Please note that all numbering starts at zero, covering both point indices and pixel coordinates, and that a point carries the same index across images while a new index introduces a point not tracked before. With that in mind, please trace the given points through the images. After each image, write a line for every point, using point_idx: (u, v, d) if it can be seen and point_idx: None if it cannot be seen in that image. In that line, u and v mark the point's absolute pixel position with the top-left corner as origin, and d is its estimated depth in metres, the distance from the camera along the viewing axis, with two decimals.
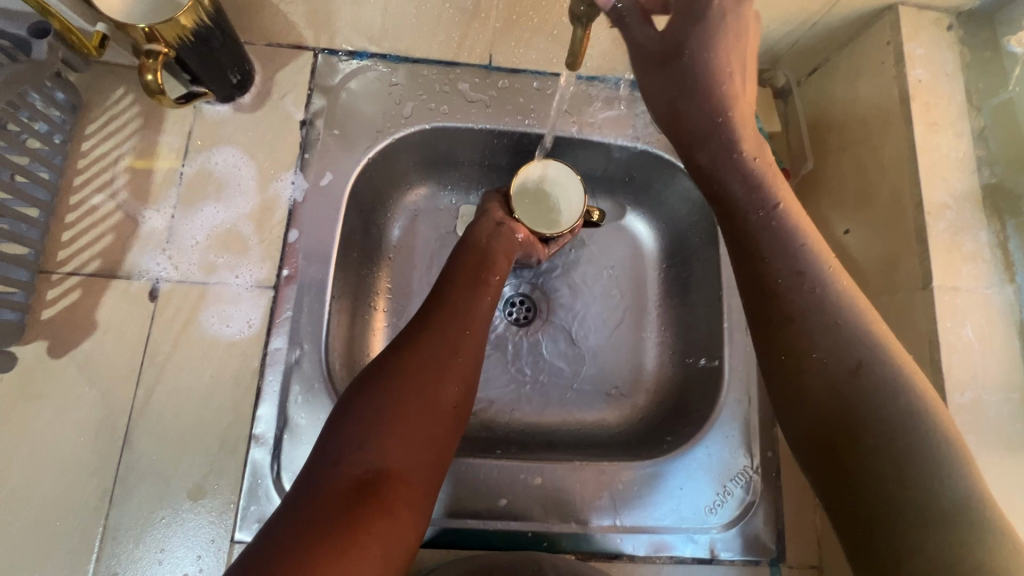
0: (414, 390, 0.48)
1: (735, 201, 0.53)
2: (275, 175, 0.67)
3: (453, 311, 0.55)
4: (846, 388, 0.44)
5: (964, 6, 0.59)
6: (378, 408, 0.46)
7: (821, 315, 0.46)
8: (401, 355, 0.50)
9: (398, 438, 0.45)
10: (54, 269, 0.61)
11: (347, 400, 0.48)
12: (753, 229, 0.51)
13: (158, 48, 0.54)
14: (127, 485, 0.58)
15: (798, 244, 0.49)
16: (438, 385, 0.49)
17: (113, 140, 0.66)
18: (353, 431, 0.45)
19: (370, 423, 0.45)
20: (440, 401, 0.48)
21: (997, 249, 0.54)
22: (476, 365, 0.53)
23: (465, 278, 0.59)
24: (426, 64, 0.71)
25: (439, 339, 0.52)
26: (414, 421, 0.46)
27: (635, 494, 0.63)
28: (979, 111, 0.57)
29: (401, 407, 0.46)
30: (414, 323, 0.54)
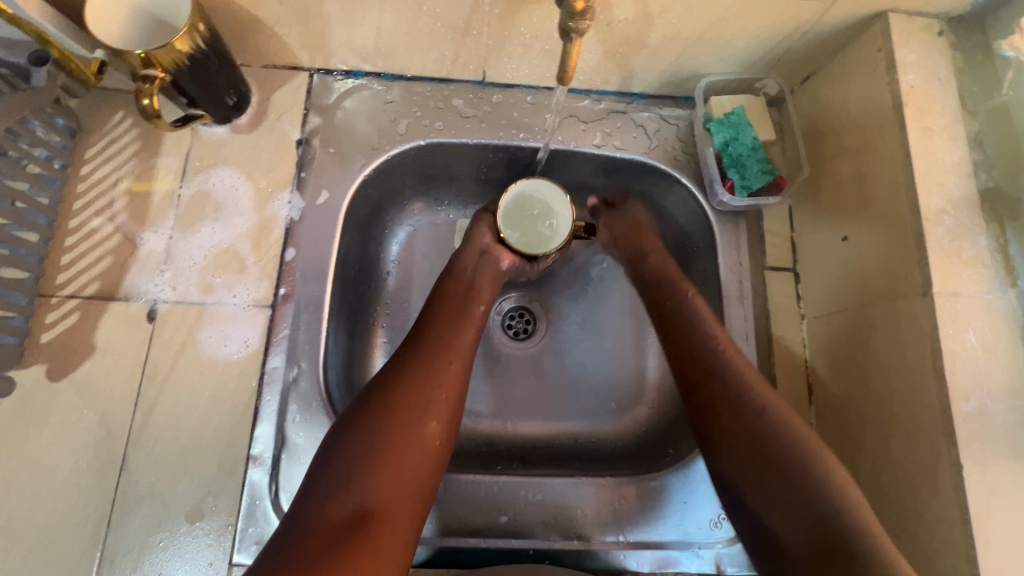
0: (396, 424, 0.48)
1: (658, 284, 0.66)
2: (272, 194, 0.68)
3: (436, 339, 0.55)
4: (755, 429, 0.52)
5: (955, 11, 0.59)
6: (364, 445, 0.46)
7: (724, 370, 0.56)
8: (385, 390, 0.50)
9: (384, 473, 0.45)
10: (54, 292, 0.62)
11: (334, 437, 0.48)
12: (664, 296, 0.64)
13: (155, 73, 0.55)
14: (124, 508, 0.58)
15: (703, 318, 0.61)
16: (422, 418, 0.49)
17: (112, 163, 0.66)
18: (339, 468, 0.45)
19: (356, 462, 0.45)
20: (424, 438, 0.48)
21: (997, 254, 0.53)
22: (460, 393, 0.53)
23: (441, 309, 0.59)
24: (420, 82, 0.73)
25: (424, 369, 0.52)
26: (398, 456, 0.46)
27: (635, 510, 0.63)
28: (974, 115, 0.57)
29: (386, 442, 0.47)
30: (400, 356, 0.54)
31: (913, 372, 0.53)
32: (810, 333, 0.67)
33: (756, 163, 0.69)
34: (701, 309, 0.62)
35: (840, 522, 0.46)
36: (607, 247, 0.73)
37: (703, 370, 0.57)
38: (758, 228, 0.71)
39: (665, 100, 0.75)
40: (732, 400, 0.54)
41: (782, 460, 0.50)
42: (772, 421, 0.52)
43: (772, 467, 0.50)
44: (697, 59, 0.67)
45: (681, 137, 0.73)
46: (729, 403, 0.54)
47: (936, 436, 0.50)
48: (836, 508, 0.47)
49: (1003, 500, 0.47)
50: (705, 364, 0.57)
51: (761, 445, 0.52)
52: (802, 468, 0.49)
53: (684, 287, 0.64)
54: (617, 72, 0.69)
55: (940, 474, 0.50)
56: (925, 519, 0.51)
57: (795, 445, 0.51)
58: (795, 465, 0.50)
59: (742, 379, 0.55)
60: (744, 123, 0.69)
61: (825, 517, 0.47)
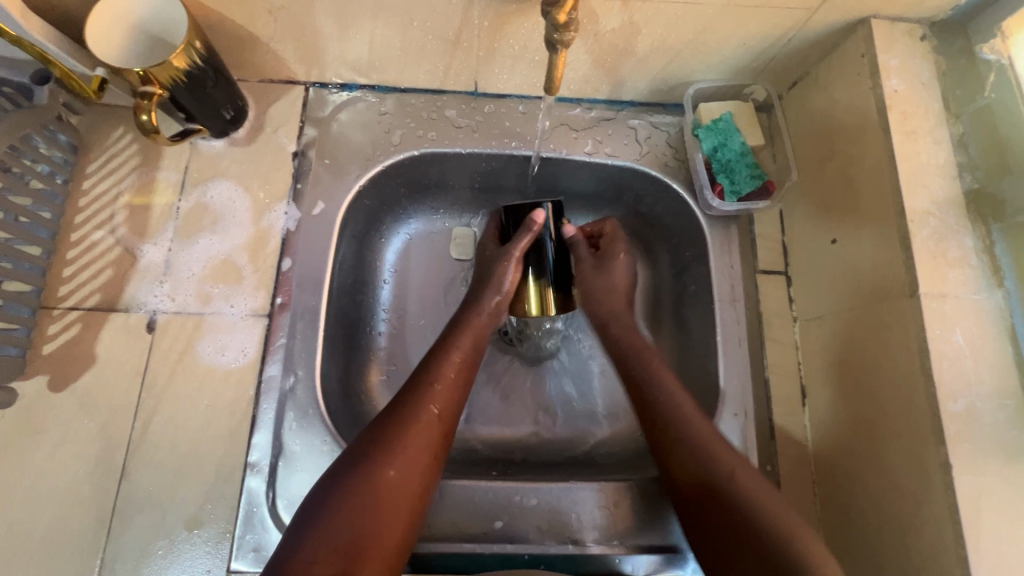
0: (386, 479, 0.51)
1: (626, 358, 0.66)
2: (268, 206, 0.69)
3: (430, 389, 0.58)
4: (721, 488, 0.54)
5: (937, 16, 0.60)
6: (354, 501, 0.49)
7: (684, 429, 0.58)
8: (378, 452, 0.52)
9: (370, 528, 0.49)
10: (55, 304, 0.63)
11: (324, 487, 0.51)
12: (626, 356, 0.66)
13: (153, 89, 0.56)
14: (124, 517, 0.59)
15: (669, 389, 0.61)
16: (409, 472, 0.52)
17: (112, 177, 0.68)
18: (328, 522, 0.48)
19: (346, 518, 0.48)
20: (407, 503, 0.51)
21: (983, 255, 0.54)
22: (445, 447, 0.56)
23: (434, 355, 0.61)
24: (413, 93, 0.74)
25: (416, 424, 0.55)
26: (385, 511, 0.50)
27: (630, 516, 0.63)
28: (958, 117, 0.58)
29: (375, 498, 0.50)
30: (391, 412, 0.56)
31: (903, 374, 0.53)
32: (802, 336, 0.67)
33: (744, 168, 0.71)
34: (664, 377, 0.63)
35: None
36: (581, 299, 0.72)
37: (664, 439, 0.59)
38: (749, 232, 0.72)
39: (655, 107, 0.76)
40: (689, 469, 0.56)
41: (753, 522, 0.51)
42: (734, 480, 0.54)
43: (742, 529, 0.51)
44: (685, 67, 0.68)
45: (671, 143, 0.74)
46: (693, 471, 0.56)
47: (926, 436, 0.50)
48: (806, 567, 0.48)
49: (993, 499, 0.48)
50: (667, 429, 0.59)
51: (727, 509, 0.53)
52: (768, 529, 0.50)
53: (639, 342, 0.67)
54: (606, 80, 0.70)
55: (930, 475, 0.50)
56: (916, 519, 0.51)
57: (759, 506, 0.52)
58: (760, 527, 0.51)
59: (702, 437, 0.57)
60: (732, 129, 0.71)
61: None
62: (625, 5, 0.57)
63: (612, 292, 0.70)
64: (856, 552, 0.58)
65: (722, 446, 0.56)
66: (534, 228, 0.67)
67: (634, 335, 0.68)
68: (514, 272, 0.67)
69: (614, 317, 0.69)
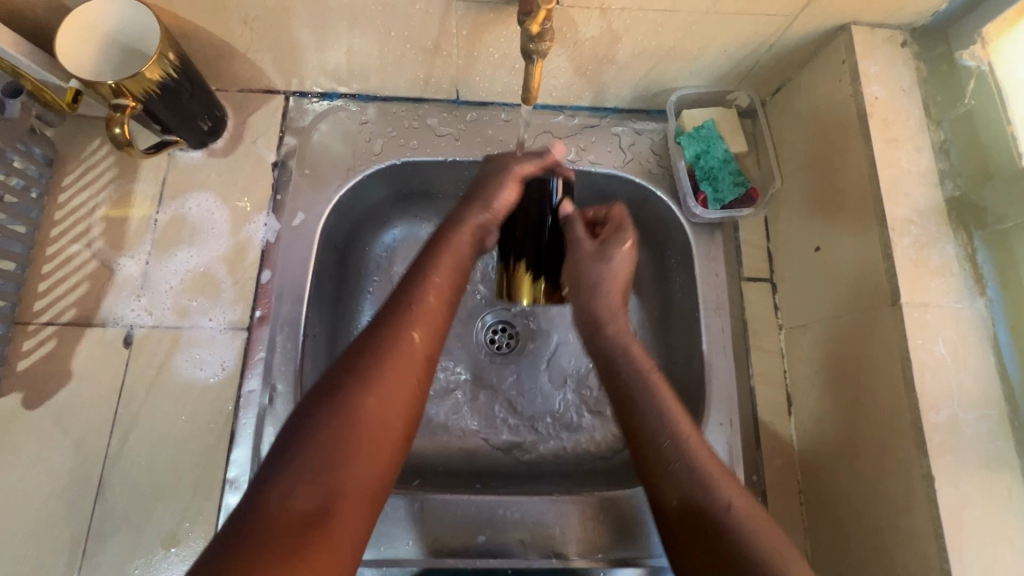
0: (378, 398, 0.40)
1: (613, 360, 0.55)
2: (248, 217, 0.68)
3: (415, 307, 0.46)
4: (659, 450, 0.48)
5: (917, 22, 0.59)
6: (342, 421, 0.38)
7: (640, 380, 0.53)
8: (369, 362, 0.41)
9: (350, 466, 0.37)
10: (30, 319, 0.62)
11: (302, 408, 0.39)
12: (620, 371, 0.54)
13: (126, 102, 0.56)
14: (100, 535, 0.58)
15: (660, 398, 0.51)
16: (393, 401, 0.41)
17: (89, 190, 0.67)
18: (308, 448, 0.37)
19: (318, 451, 0.37)
20: (401, 422, 0.41)
21: (965, 262, 0.53)
22: (442, 368, 0.46)
23: (431, 258, 0.50)
24: (395, 101, 0.73)
25: (412, 338, 0.44)
26: (368, 447, 0.38)
27: (616, 527, 0.62)
28: (938, 124, 0.57)
29: (355, 430, 0.38)
30: (381, 316, 0.45)
31: (886, 384, 0.53)
32: (788, 345, 0.67)
33: (728, 175, 0.70)
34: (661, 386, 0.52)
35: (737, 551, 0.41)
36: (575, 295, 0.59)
37: (649, 449, 0.49)
38: (734, 239, 0.71)
39: (639, 113, 0.75)
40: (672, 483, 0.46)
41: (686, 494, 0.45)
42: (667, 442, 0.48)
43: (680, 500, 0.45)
44: (667, 74, 0.68)
45: (655, 150, 0.74)
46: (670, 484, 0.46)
47: (908, 446, 0.50)
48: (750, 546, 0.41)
49: (976, 511, 0.47)
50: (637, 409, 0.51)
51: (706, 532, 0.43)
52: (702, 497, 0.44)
53: (637, 362, 0.54)
54: (588, 87, 0.70)
55: (913, 486, 0.49)
56: (901, 530, 0.51)
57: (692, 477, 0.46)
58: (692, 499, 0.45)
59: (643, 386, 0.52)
60: (715, 136, 0.70)
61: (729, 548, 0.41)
62: (604, 13, 0.56)
63: (609, 284, 0.58)
64: (845, 562, 0.57)
65: (703, 451, 0.47)
66: (547, 157, 0.58)
67: (631, 343, 0.56)
68: (510, 191, 0.56)
69: (603, 321, 0.57)
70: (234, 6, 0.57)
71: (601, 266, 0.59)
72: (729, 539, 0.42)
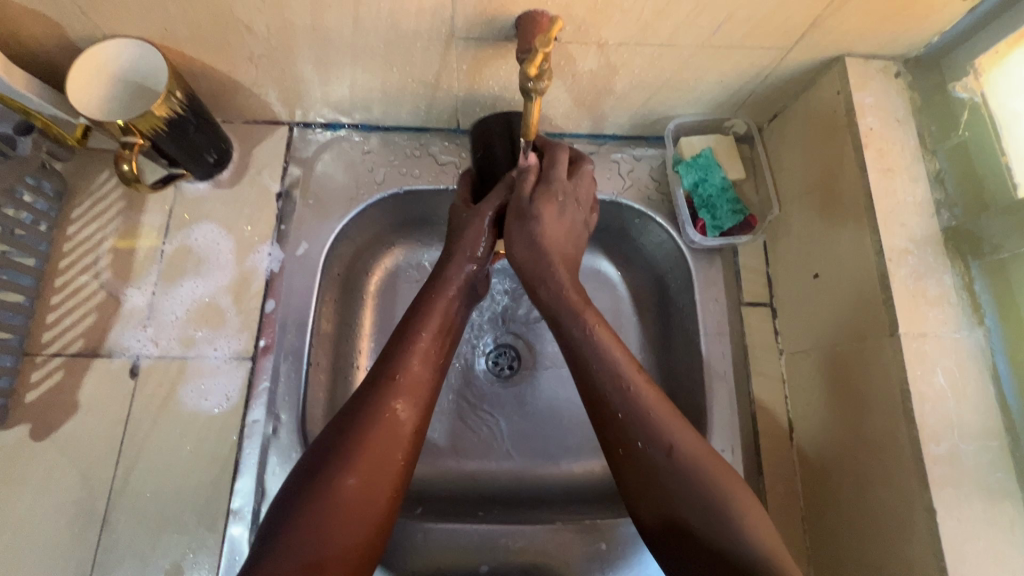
0: (348, 481, 0.48)
1: (555, 315, 0.58)
2: (252, 247, 0.69)
3: (382, 400, 0.52)
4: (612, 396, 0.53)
5: (910, 54, 0.60)
6: (316, 504, 0.46)
7: (590, 344, 0.55)
8: (337, 454, 0.49)
9: (330, 538, 0.45)
10: (38, 351, 0.63)
11: (288, 493, 0.47)
12: (585, 355, 0.56)
13: (134, 140, 0.57)
14: (105, 567, 0.58)
15: (608, 352, 0.55)
16: (374, 478, 0.49)
17: (98, 222, 0.68)
18: (293, 527, 0.45)
19: (303, 525, 0.45)
20: (376, 502, 0.48)
21: (963, 292, 0.54)
22: (413, 450, 0.53)
23: (400, 347, 0.56)
24: (397, 131, 0.75)
25: (377, 430, 0.51)
26: (349, 520, 0.47)
27: (617, 556, 0.62)
28: (933, 154, 0.58)
29: (334, 504, 0.46)
30: (353, 408, 0.52)
31: (886, 415, 0.53)
32: (789, 369, 0.67)
33: (726, 204, 0.71)
34: (641, 388, 0.53)
35: (664, 475, 0.50)
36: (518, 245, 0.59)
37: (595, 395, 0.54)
38: (733, 264, 0.72)
39: (638, 140, 0.76)
40: (663, 501, 0.49)
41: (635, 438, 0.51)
42: (630, 394, 0.53)
43: (635, 438, 0.51)
44: (665, 103, 0.69)
45: (654, 176, 0.75)
46: (656, 501, 0.50)
47: (910, 479, 0.50)
48: (685, 470, 0.49)
49: (979, 544, 0.47)
50: (591, 369, 0.55)
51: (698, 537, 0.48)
52: (647, 439, 0.51)
53: (594, 335, 0.56)
54: (587, 116, 0.71)
55: (915, 518, 0.49)
56: (903, 562, 0.50)
57: (644, 422, 0.51)
58: (641, 439, 0.51)
59: (599, 353, 0.55)
60: (713, 164, 0.71)
61: (660, 471, 0.50)
62: (601, 48, 0.58)
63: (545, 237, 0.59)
64: None
65: (656, 399, 0.53)
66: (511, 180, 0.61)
67: (569, 291, 0.58)
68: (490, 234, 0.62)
69: (548, 272, 0.59)
70: (240, 44, 0.58)
71: (542, 215, 0.59)
72: (662, 470, 0.50)
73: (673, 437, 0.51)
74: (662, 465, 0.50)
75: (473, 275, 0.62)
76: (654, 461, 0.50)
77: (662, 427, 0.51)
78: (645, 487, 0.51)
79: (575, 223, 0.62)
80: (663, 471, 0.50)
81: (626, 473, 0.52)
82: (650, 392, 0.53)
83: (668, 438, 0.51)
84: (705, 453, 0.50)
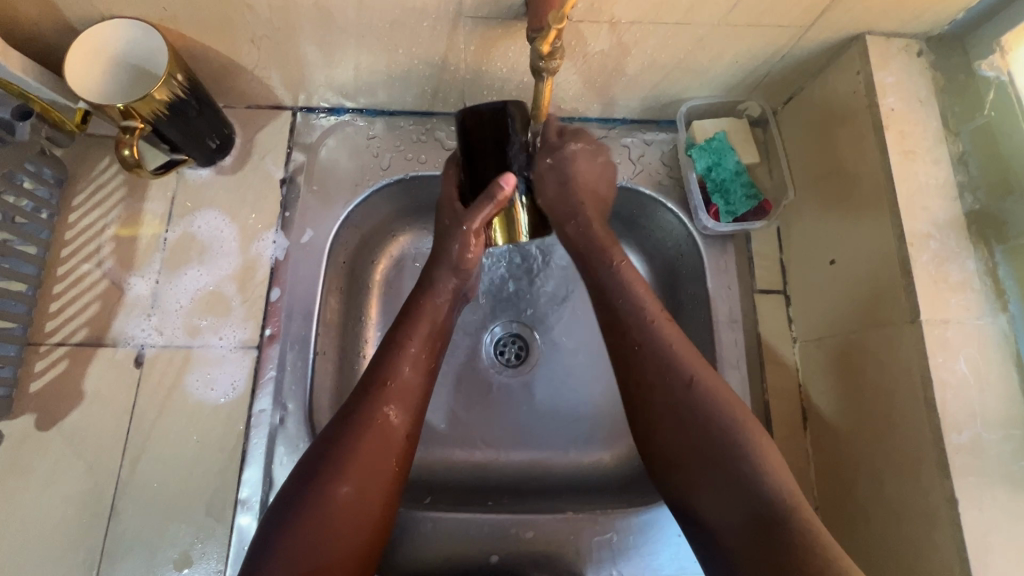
0: (343, 490, 0.47)
1: (584, 254, 0.62)
2: (256, 235, 0.68)
3: (373, 407, 0.52)
4: (641, 333, 0.55)
5: (934, 31, 0.58)
6: (311, 514, 0.46)
7: (616, 283, 0.59)
8: (331, 462, 0.48)
9: (326, 545, 0.45)
10: (42, 340, 0.62)
11: (283, 501, 0.47)
12: (610, 289, 0.59)
13: (135, 123, 0.55)
14: (113, 557, 0.58)
15: (633, 289, 0.58)
16: (368, 486, 0.49)
17: (99, 209, 0.67)
18: (288, 537, 0.45)
19: (299, 536, 0.45)
20: (372, 509, 0.49)
21: (986, 277, 0.52)
22: (407, 454, 0.52)
23: (391, 351, 0.55)
24: (402, 115, 0.73)
25: (371, 437, 0.50)
26: (344, 527, 0.47)
27: (627, 546, 0.62)
28: (957, 135, 0.56)
29: (328, 514, 0.46)
30: (345, 414, 0.52)
31: (905, 405, 0.52)
32: (802, 358, 0.66)
33: (740, 188, 0.69)
34: (660, 321, 0.56)
35: (684, 409, 0.51)
36: (549, 182, 0.61)
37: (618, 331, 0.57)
38: (746, 251, 0.70)
39: (648, 124, 0.74)
40: (685, 437, 0.51)
41: (663, 364, 0.54)
42: (654, 330, 0.55)
43: (661, 369, 0.53)
44: (677, 85, 0.67)
45: (665, 161, 0.73)
46: (679, 445, 0.51)
47: (931, 468, 0.49)
48: (706, 406, 0.51)
49: (1002, 534, 0.46)
50: (619, 310, 0.57)
51: (715, 477, 0.49)
52: (668, 375, 0.53)
53: (622, 270, 0.59)
54: (598, 99, 0.69)
55: (935, 507, 0.48)
56: (921, 553, 0.50)
57: (667, 358, 0.53)
58: (664, 377, 0.53)
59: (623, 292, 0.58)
60: (726, 148, 0.69)
61: (685, 408, 0.51)
62: (613, 26, 0.56)
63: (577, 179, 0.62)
64: None
65: (674, 336, 0.55)
66: (498, 197, 0.55)
67: (596, 231, 0.62)
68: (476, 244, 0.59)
69: (577, 210, 0.62)
70: (241, 25, 0.56)
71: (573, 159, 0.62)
72: (684, 407, 0.51)
73: (694, 375, 0.53)
74: (686, 402, 0.52)
75: (459, 288, 0.61)
76: (677, 395, 0.52)
77: (679, 362, 0.53)
78: (670, 425, 0.52)
79: (604, 170, 0.65)
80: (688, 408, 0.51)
81: (647, 415, 0.53)
82: (671, 332, 0.55)
83: (687, 373, 0.53)
84: (720, 386, 0.52)
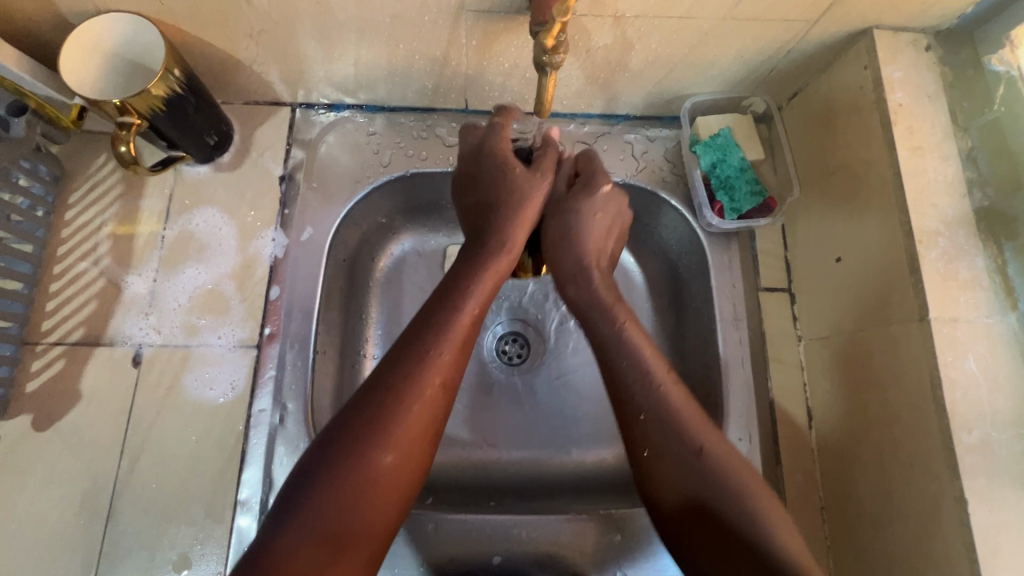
0: (390, 453, 0.45)
1: (586, 315, 0.58)
2: (255, 233, 0.67)
3: (427, 365, 0.48)
4: (649, 400, 0.51)
5: (942, 26, 0.58)
6: (355, 472, 0.43)
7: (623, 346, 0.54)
8: (382, 420, 0.45)
9: (364, 506, 0.43)
10: (39, 339, 0.62)
11: (324, 450, 0.44)
12: (613, 352, 0.55)
13: (131, 120, 0.55)
14: (111, 558, 0.57)
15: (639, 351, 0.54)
16: (412, 450, 0.46)
17: (96, 207, 0.66)
18: (327, 493, 0.42)
19: (339, 494, 0.42)
20: (410, 476, 0.47)
21: (996, 275, 0.51)
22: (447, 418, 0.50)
23: (449, 304, 0.52)
24: (403, 111, 0.72)
25: (422, 399, 0.47)
26: (383, 490, 0.45)
27: (631, 547, 0.61)
28: (966, 131, 0.56)
29: (371, 474, 0.44)
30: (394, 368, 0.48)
31: (914, 405, 0.51)
32: (807, 357, 0.65)
33: (744, 185, 0.68)
34: (668, 386, 0.52)
35: (696, 479, 0.48)
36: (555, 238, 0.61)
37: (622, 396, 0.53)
38: (750, 248, 0.70)
39: (651, 120, 0.74)
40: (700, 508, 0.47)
41: (671, 432, 0.50)
42: (661, 397, 0.51)
43: (671, 436, 0.50)
44: (682, 81, 0.66)
45: (668, 157, 0.72)
46: (692, 515, 0.47)
47: (939, 469, 0.48)
48: (719, 478, 0.47)
49: (1013, 535, 0.46)
50: (625, 377, 0.53)
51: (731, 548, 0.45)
52: (678, 443, 0.49)
53: (626, 333, 0.55)
54: (600, 95, 0.68)
55: (944, 508, 0.48)
56: (930, 555, 0.49)
57: (677, 426, 0.50)
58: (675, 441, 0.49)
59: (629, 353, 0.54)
60: (731, 144, 0.68)
61: (698, 475, 0.48)
62: (618, 20, 0.55)
63: (583, 236, 0.60)
64: None
65: (680, 398, 0.52)
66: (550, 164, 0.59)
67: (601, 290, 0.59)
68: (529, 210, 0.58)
69: (585, 271, 0.60)
70: (239, 19, 0.55)
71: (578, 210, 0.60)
72: (696, 477, 0.48)
73: (705, 443, 0.49)
74: (699, 470, 0.48)
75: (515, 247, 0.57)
76: (687, 462, 0.49)
77: (689, 429, 0.50)
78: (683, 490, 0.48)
79: (618, 211, 0.62)
80: (701, 476, 0.48)
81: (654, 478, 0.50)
82: (681, 399, 0.52)
83: (697, 442, 0.49)
84: (728, 450, 0.49)
